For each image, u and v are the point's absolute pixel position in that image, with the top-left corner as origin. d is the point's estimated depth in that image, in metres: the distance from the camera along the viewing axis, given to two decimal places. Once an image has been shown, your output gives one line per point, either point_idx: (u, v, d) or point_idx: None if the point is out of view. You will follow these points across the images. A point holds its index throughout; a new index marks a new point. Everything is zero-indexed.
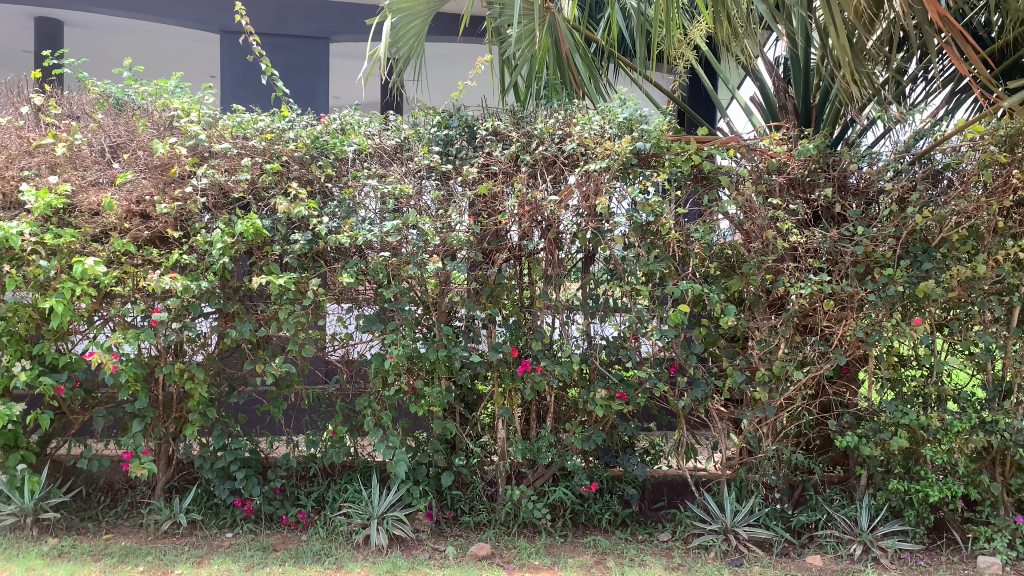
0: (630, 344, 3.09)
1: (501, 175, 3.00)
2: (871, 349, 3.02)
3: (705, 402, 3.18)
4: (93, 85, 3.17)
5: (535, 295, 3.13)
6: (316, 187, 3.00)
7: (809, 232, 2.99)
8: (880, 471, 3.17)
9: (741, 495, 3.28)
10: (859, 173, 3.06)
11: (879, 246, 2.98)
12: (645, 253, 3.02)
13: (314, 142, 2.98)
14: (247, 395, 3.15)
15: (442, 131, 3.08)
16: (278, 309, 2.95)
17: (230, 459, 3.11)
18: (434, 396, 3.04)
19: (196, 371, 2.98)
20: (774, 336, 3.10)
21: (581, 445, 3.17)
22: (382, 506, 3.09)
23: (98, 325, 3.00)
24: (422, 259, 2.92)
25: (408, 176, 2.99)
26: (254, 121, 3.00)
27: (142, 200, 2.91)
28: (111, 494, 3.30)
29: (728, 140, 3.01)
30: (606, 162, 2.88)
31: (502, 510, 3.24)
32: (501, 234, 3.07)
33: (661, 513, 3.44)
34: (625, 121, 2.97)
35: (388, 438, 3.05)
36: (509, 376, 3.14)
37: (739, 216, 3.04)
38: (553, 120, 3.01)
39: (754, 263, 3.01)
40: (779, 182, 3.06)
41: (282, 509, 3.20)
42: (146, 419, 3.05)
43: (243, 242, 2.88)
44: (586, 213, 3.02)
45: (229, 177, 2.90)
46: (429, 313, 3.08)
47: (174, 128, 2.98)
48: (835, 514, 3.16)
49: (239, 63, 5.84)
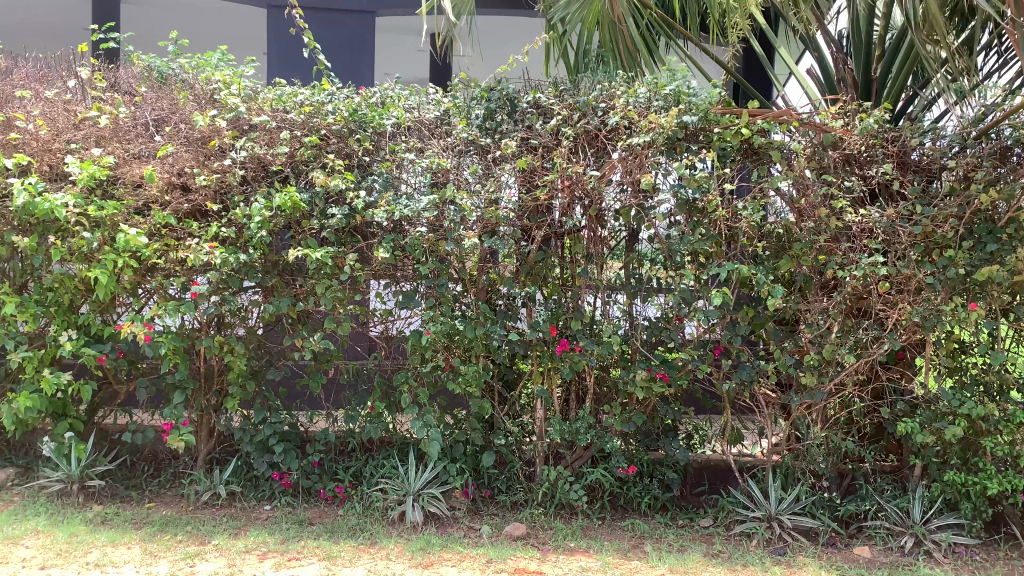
0: (673, 325, 3.03)
1: (541, 149, 2.93)
2: (928, 334, 2.89)
3: (751, 386, 3.10)
4: (139, 59, 3.22)
5: (576, 274, 3.06)
6: (354, 160, 2.95)
7: (866, 211, 2.85)
8: (936, 462, 3.02)
9: (787, 482, 3.19)
10: (921, 149, 2.91)
11: (939, 227, 2.83)
12: (690, 231, 2.92)
13: (352, 115, 2.93)
14: (284, 370, 3.17)
15: (482, 104, 2.97)
16: (315, 283, 2.95)
17: (269, 433, 3.13)
18: (471, 375, 3.01)
19: (236, 345, 3.01)
20: (826, 320, 2.98)
21: (620, 426, 3.11)
22: (417, 483, 3.07)
23: (142, 298, 3.02)
24: (459, 236, 2.85)
25: (447, 152, 2.94)
26: (294, 94, 2.96)
27: (183, 173, 2.90)
28: (155, 463, 3.30)
29: (781, 113, 2.87)
30: (650, 136, 2.77)
31: (538, 491, 3.19)
32: (542, 210, 3.00)
33: (703, 498, 3.33)
34: (671, 93, 2.86)
35: (424, 416, 3.07)
36: (548, 356, 3.09)
37: (793, 193, 2.93)
38: (596, 91, 2.91)
39: (805, 243, 2.91)
40: (835, 159, 2.91)
41: (320, 483, 3.21)
42: (187, 392, 3.08)
43: (281, 216, 2.86)
44: (630, 188, 2.93)
45: (268, 150, 2.87)
46: (467, 291, 3.05)
47: (215, 101, 2.96)
48: (886, 505, 3.05)
49: (283, 37, 5.81)
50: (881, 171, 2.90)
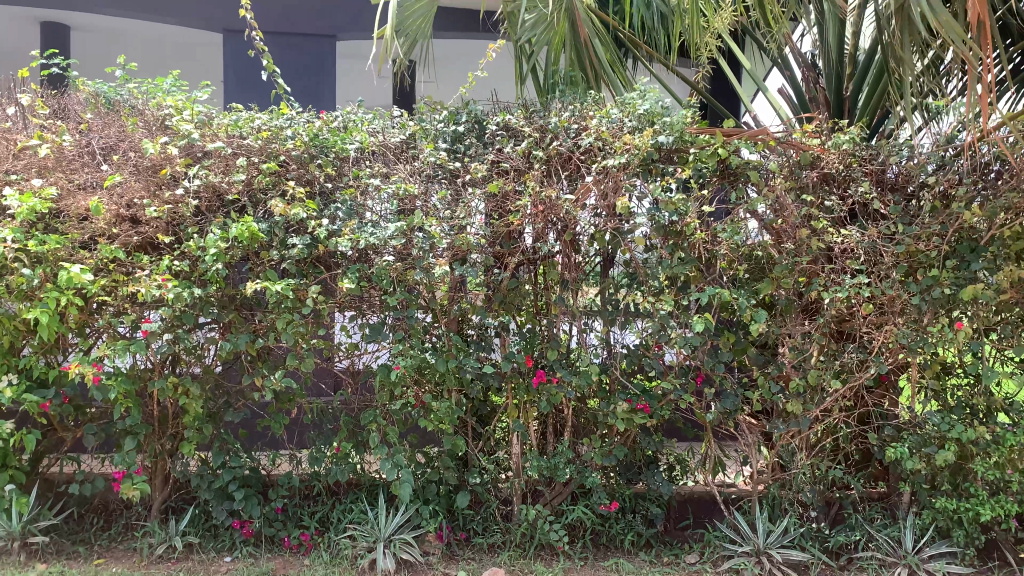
0: (652, 352, 2.90)
1: (513, 172, 2.80)
2: (914, 356, 2.81)
3: (735, 414, 2.98)
4: (84, 84, 2.99)
5: (551, 301, 2.93)
6: (315, 188, 2.79)
7: (847, 231, 2.77)
8: (925, 488, 2.94)
9: (774, 514, 3.08)
10: (898, 167, 2.85)
11: (922, 246, 2.76)
12: (668, 255, 2.81)
13: (313, 140, 2.80)
14: (243, 412, 2.98)
15: (450, 127, 2.87)
16: (275, 318, 2.77)
17: (228, 479, 2.93)
18: (444, 411, 2.86)
19: (190, 386, 2.82)
20: (808, 343, 2.90)
21: (601, 460, 2.98)
22: (388, 528, 2.89)
23: (89, 338, 2.82)
24: (428, 264, 2.71)
25: (414, 177, 2.80)
26: (251, 119, 2.82)
27: (132, 205, 2.73)
28: (105, 514, 3.09)
29: (756, 132, 2.79)
30: (626, 157, 2.67)
31: (517, 531, 3.05)
32: (515, 236, 2.88)
33: (687, 532, 3.19)
34: (645, 114, 2.77)
35: (394, 457, 2.90)
36: (524, 388, 2.96)
37: (769, 215, 2.84)
38: (568, 112, 2.81)
39: (786, 266, 2.83)
40: (813, 179, 2.85)
41: (284, 531, 3.01)
42: (139, 437, 2.87)
43: (238, 247, 2.69)
44: (605, 213, 2.81)
45: (223, 179, 2.71)
46: (438, 321, 2.89)
47: (167, 128, 2.81)
48: (877, 535, 2.94)
49: (241, 61, 5.64)
50: (860, 190, 2.83)
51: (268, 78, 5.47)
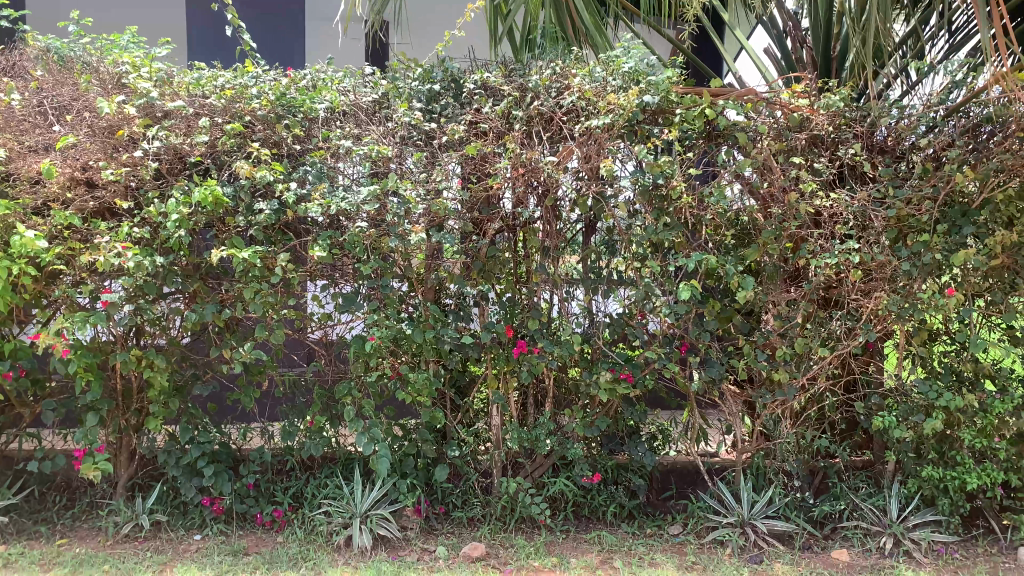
0: (636, 321, 2.81)
1: (492, 134, 2.68)
2: (904, 323, 2.73)
3: (719, 383, 2.91)
4: (35, 39, 2.83)
5: (531, 269, 2.84)
6: (283, 150, 2.67)
7: (837, 194, 2.69)
8: (911, 457, 2.88)
9: (758, 484, 3.03)
10: (888, 127, 2.75)
11: (914, 210, 2.70)
12: (654, 220, 2.70)
13: (279, 99, 2.64)
14: (212, 385, 2.86)
15: (425, 85, 2.76)
16: (243, 288, 2.64)
17: (197, 455, 2.82)
18: (421, 383, 2.77)
19: (155, 359, 2.69)
20: (795, 311, 2.83)
21: (583, 431, 2.90)
22: (365, 503, 2.81)
23: (46, 310, 2.67)
24: (403, 231, 2.59)
25: (387, 138, 2.66)
26: (213, 77, 2.66)
27: (87, 167, 2.57)
28: (68, 493, 2.97)
29: (744, 93, 2.68)
30: (610, 118, 2.55)
31: (497, 504, 2.96)
32: (494, 201, 2.76)
33: (670, 503, 3.14)
34: (630, 72, 2.63)
35: (371, 431, 2.79)
36: (503, 358, 2.88)
37: (755, 178, 2.75)
38: (549, 71, 2.68)
39: (773, 232, 2.73)
40: (802, 141, 2.75)
41: (256, 507, 2.91)
42: (102, 412, 2.74)
43: (202, 213, 2.55)
44: (587, 176, 2.70)
45: (185, 140, 2.56)
46: (415, 291, 2.81)
47: (123, 86, 2.64)
48: (862, 504, 2.90)
49: (201, 10, 5.07)
50: (850, 152, 2.75)
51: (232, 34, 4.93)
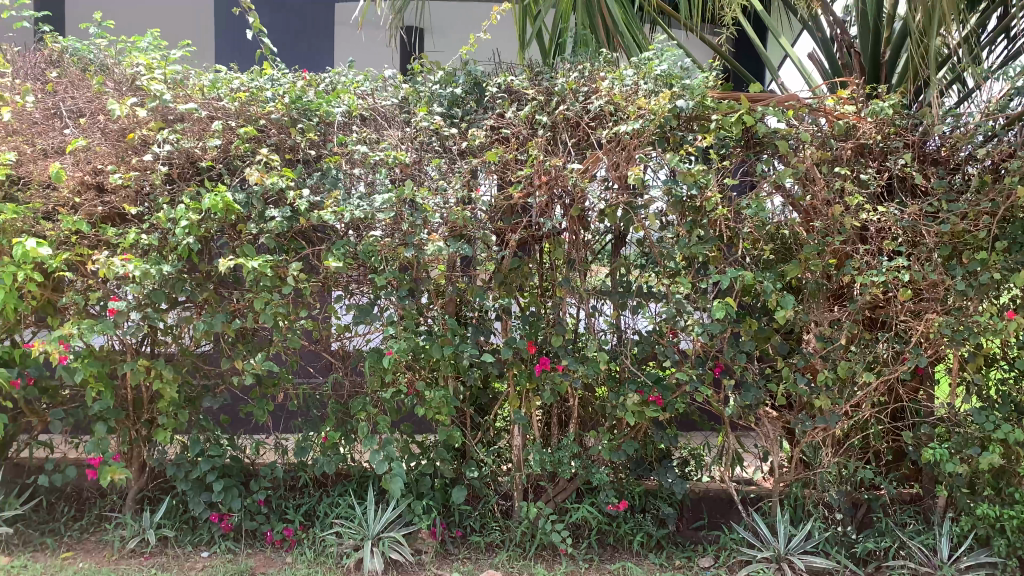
0: (667, 340, 2.63)
1: (514, 139, 2.55)
2: (958, 348, 2.53)
3: (756, 408, 2.72)
4: (54, 41, 2.78)
5: (556, 282, 2.69)
6: (297, 155, 2.59)
7: (885, 207, 2.50)
8: (965, 492, 2.67)
9: (796, 517, 2.83)
10: (941, 137, 2.56)
11: (970, 225, 2.48)
12: (686, 233, 2.54)
13: (294, 103, 2.55)
14: (224, 397, 2.78)
15: (447, 89, 2.66)
16: (253, 298, 2.54)
17: (206, 469, 2.72)
18: (438, 399, 2.64)
19: (164, 369, 2.60)
20: (839, 332, 2.64)
21: (609, 455, 2.75)
22: (378, 524, 2.69)
23: (55, 317, 2.61)
24: (420, 240, 2.46)
25: (405, 143, 2.57)
26: (229, 80, 2.59)
27: (98, 171, 2.52)
28: (77, 504, 2.90)
29: (786, 98, 2.51)
30: (640, 124, 2.39)
31: (517, 530, 2.82)
32: (518, 209, 2.65)
33: (701, 533, 2.93)
34: (663, 75, 2.47)
35: (386, 448, 2.67)
36: (525, 376, 2.73)
37: (795, 189, 2.58)
38: (577, 74, 2.55)
39: (815, 247, 2.55)
40: (847, 150, 2.56)
41: (267, 524, 2.80)
42: (109, 423, 2.65)
43: (213, 219, 2.47)
44: (617, 186, 2.53)
45: (197, 144, 2.49)
46: (433, 303, 2.67)
47: (137, 88, 2.57)
48: (909, 542, 2.68)
49: (223, 14, 4.93)
50: (900, 162, 2.55)
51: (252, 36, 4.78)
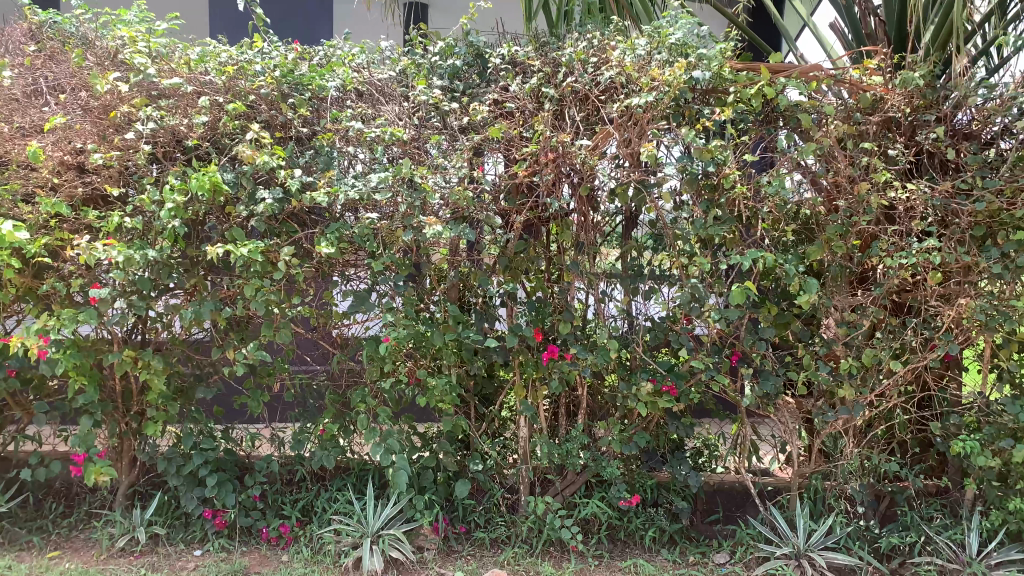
0: (681, 326, 2.51)
1: (518, 115, 2.41)
2: (992, 334, 2.39)
3: (775, 398, 2.59)
4: (33, 14, 2.54)
5: (564, 265, 2.56)
6: (289, 132, 2.45)
7: (914, 185, 2.35)
8: (996, 486, 2.53)
9: (817, 511, 2.70)
10: (974, 110, 2.39)
11: (1007, 205, 2.34)
12: (702, 213, 2.39)
13: (286, 76, 2.42)
14: (217, 387, 2.66)
15: (447, 61, 2.51)
16: (243, 284, 2.40)
17: (198, 463, 2.60)
18: (441, 389, 2.51)
19: (151, 359, 2.47)
20: (864, 318, 2.50)
21: (620, 447, 2.63)
22: (378, 521, 2.56)
23: (35, 306, 2.47)
24: (419, 223, 2.31)
25: (404, 119, 2.42)
26: (216, 53, 2.43)
27: (80, 151, 2.38)
28: (66, 500, 2.79)
29: (809, 69, 2.34)
30: (654, 96, 2.24)
31: (523, 525, 2.70)
32: (523, 190, 2.49)
33: (716, 528, 2.81)
34: (677, 44, 2.30)
35: (387, 442, 2.54)
36: (533, 365, 2.59)
37: (819, 167, 2.41)
38: (585, 43, 2.39)
39: (840, 227, 2.40)
40: (874, 124, 2.42)
41: (262, 521, 2.68)
42: (96, 417, 2.53)
43: (201, 203, 2.33)
44: (627, 163, 2.39)
45: (182, 121, 2.34)
46: (435, 288, 2.56)
47: (120, 62, 2.42)
48: (936, 537, 2.54)
49: None
50: (931, 136, 2.40)
51: (245, 8, 4.48)
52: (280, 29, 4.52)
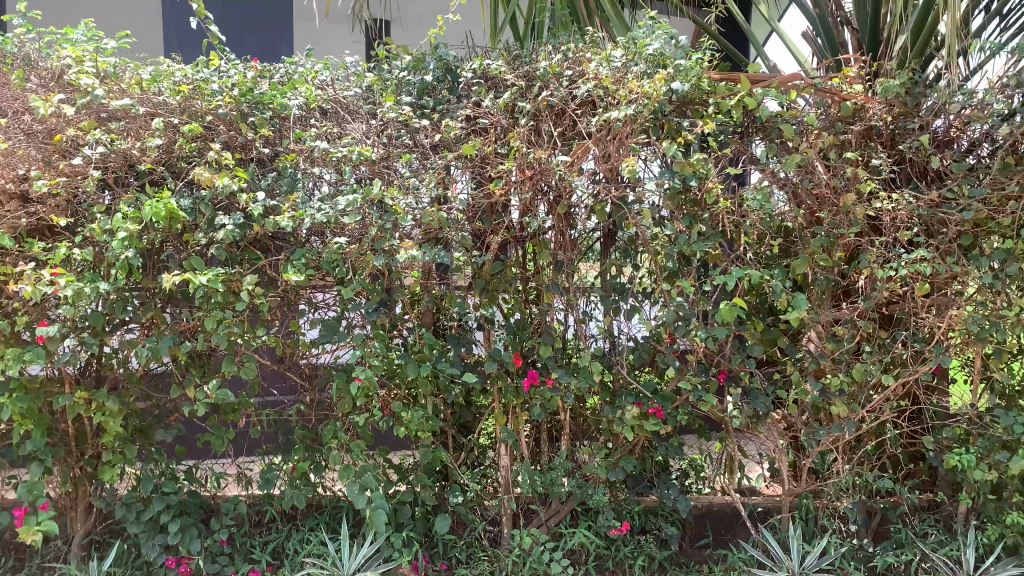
0: (665, 347, 2.42)
1: (492, 131, 2.32)
2: (983, 345, 2.34)
3: (764, 418, 2.49)
4: None
5: (542, 287, 2.44)
6: (250, 154, 2.32)
7: (899, 195, 2.30)
8: (991, 500, 2.47)
9: (809, 532, 2.63)
10: (956, 117, 2.36)
11: (995, 213, 2.30)
12: (686, 229, 2.30)
13: (245, 96, 2.29)
14: (178, 427, 2.50)
15: (417, 76, 2.40)
16: (204, 317, 2.24)
17: (160, 509, 2.43)
18: (418, 420, 2.38)
19: (106, 399, 2.31)
20: (852, 331, 2.45)
21: (606, 474, 2.51)
22: (354, 561, 2.40)
23: None
24: (391, 247, 2.19)
25: (372, 137, 2.31)
26: (170, 72, 2.31)
27: (24, 179, 2.22)
28: (16, 553, 2.57)
29: (788, 78, 2.29)
30: (633, 109, 2.15)
31: (507, 558, 2.54)
32: (498, 210, 2.40)
33: (706, 552, 2.71)
34: (654, 56, 2.24)
35: (363, 478, 2.39)
36: (513, 391, 2.48)
37: (802, 179, 2.35)
38: (560, 56, 2.31)
39: (825, 240, 2.34)
40: (856, 134, 2.38)
41: (230, 567, 2.49)
42: (46, 463, 2.35)
43: (157, 231, 2.19)
44: (605, 179, 2.31)
45: (135, 145, 2.20)
46: (408, 313, 2.44)
47: (65, 83, 2.28)
48: (932, 553, 2.45)
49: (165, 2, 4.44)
50: (914, 145, 2.35)
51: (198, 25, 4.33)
52: (239, 48, 4.36)
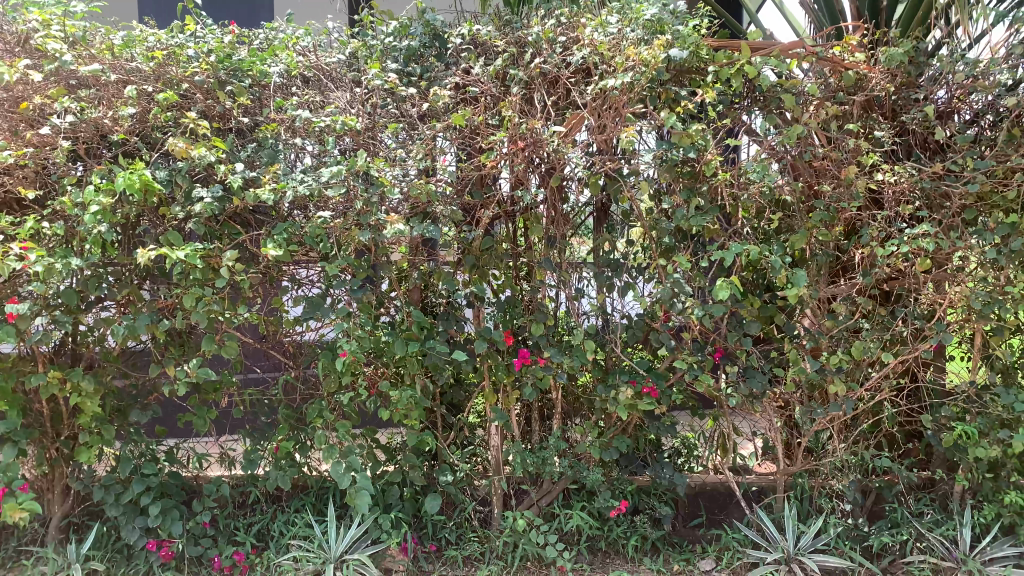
0: (659, 325, 2.37)
1: (483, 100, 2.24)
2: (985, 322, 2.29)
3: (760, 398, 2.42)
4: None
5: (534, 262, 2.37)
6: (228, 123, 2.22)
7: (902, 167, 2.23)
8: (989, 478, 2.44)
9: (804, 511, 2.59)
10: (960, 87, 2.28)
11: (998, 187, 2.23)
12: (683, 203, 2.22)
13: (222, 62, 2.19)
14: (156, 407, 2.41)
15: (403, 41, 2.30)
16: (182, 294, 2.15)
17: (139, 491, 2.35)
18: (406, 400, 2.30)
19: (81, 379, 2.22)
20: (851, 307, 2.39)
21: (600, 455, 2.44)
22: (341, 543, 2.35)
23: None
24: (377, 221, 2.10)
25: (356, 106, 2.21)
26: (142, 37, 2.20)
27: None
28: None
29: (790, 45, 2.19)
30: (630, 77, 2.05)
31: (498, 539, 2.50)
32: (488, 182, 2.32)
33: (699, 532, 2.67)
34: (652, 21, 2.13)
35: (349, 459, 2.32)
36: (504, 369, 2.41)
37: (803, 151, 2.27)
38: (554, 21, 2.20)
39: (825, 214, 2.27)
40: (858, 104, 2.30)
41: (214, 549, 2.43)
42: (20, 444, 2.27)
43: (131, 204, 2.09)
44: (599, 150, 2.22)
45: (106, 113, 2.10)
46: (395, 289, 2.35)
47: (31, 48, 2.16)
48: (929, 533, 2.42)
49: None
50: (918, 116, 2.28)
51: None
52: (217, 13, 4.22)
